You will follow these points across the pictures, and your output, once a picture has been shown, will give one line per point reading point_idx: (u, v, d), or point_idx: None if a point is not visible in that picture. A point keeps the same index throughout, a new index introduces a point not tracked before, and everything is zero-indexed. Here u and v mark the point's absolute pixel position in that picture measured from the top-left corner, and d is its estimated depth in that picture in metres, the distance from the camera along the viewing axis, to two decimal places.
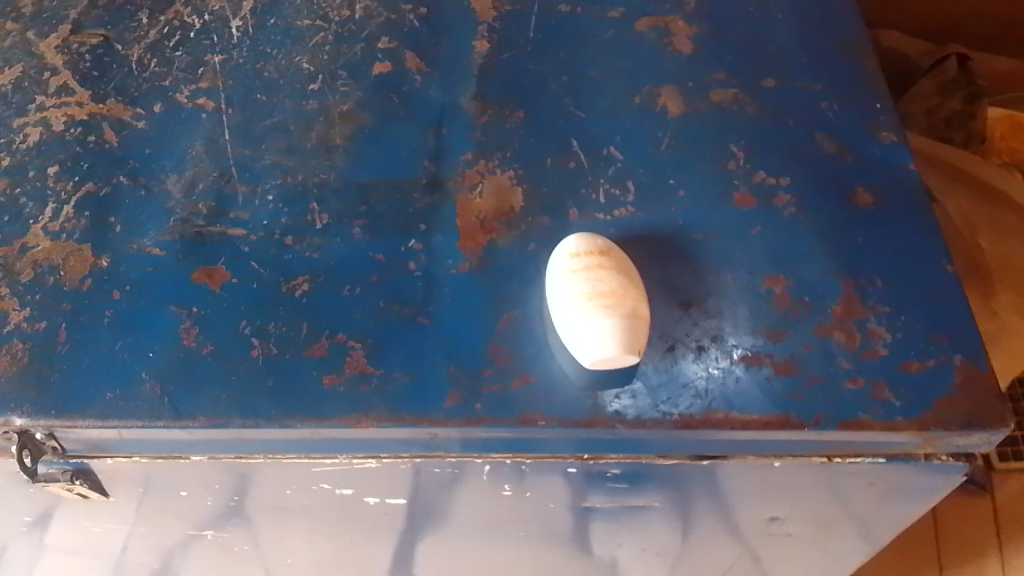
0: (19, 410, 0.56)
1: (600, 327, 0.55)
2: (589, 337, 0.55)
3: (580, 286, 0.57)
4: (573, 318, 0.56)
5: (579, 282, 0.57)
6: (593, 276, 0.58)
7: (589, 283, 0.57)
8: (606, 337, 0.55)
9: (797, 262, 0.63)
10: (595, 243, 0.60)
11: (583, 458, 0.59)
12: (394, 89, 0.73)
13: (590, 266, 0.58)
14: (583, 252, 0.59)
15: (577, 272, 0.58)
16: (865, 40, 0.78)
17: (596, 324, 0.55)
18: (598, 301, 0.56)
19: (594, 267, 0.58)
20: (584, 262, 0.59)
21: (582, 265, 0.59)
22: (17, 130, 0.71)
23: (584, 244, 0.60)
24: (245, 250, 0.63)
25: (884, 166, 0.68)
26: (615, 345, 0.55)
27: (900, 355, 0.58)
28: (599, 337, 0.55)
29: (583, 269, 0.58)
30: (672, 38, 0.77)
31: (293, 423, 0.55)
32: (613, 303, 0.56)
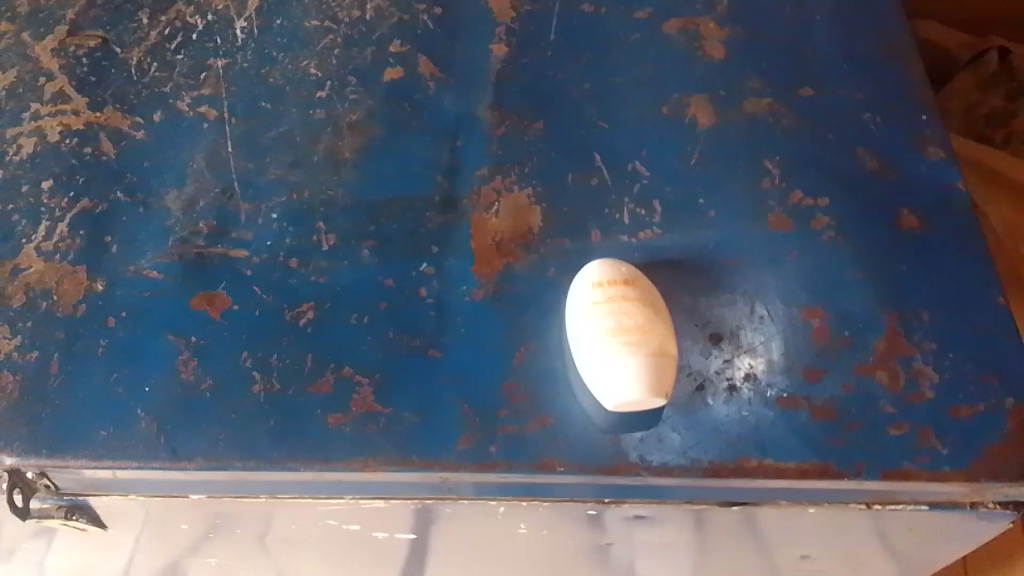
0: (10, 449, 0.53)
1: (625, 368, 0.51)
2: (612, 378, 0.51)
3: (602, 321, 0.53)
4: (595, 356, 0.52)
5: (602, 316, 0.53)
6: (616, 310, 0.54)
7: (613, 317, 0.53)
8: (631, 379, 0.51)
9: (836, 293, 0.58)
10: (618, 271, 0.56)
11: (604, 502, 0.54)
12: (406, 98, 0.69)
13: (614, 298, 0.54)
14: (606, 281, 0.55)
15: (600, 305, 0.54)
16: (911, 43, 0.73)
17: (620, 364, 0.51)
18: (621, 338, 0.52)
19: (617, 299, 0.54)
20: (607, 292, 0.55)
21: (605, 296, 0.54)
22: (11, 140, 0.67)
23: (607, 272, 0.56)
24: (247, 274, 0.60)
25: (931, 185, 0.63)
26: (641, 387, 0.51)
27: (948, 398, 0.54)
28: (623, 378, 0.51)
29: (605, 301, 0.54)
30: (702, 42, 0.72)
31: (297, 466, 0.52)
32: (638, 340, 0.52)
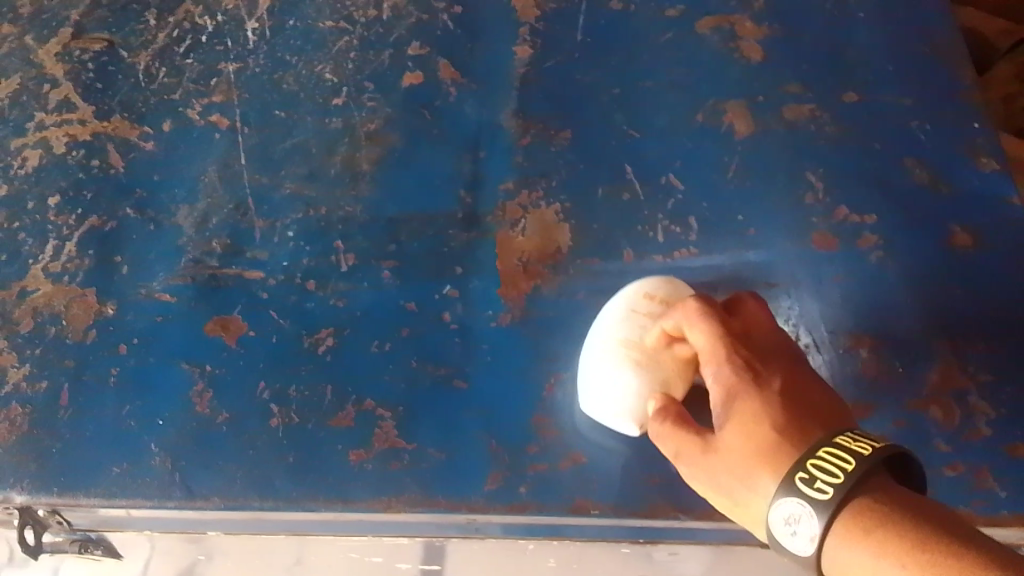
0: (19, 485, 0.51)
1: (623, 388, 0.47)
2: (604, 388, 0.48)
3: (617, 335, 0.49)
4: (600, 370, 0.49)
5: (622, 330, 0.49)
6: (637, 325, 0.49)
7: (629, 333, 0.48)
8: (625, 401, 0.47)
9: (884, 320, 0.55)
10: (662, 288, 0.50)
11: (638, 541, 0.53)
12: (426, 105, 0.66)
13: (648, 311, 0.49)
14: (646, 294, 0.50)
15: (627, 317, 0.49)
16: (961, 43, 0.68)
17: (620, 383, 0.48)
18: (631, 351, 0.48)
19: (651, 313, 0.49)
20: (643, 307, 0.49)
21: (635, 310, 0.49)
22: (15, 152, 0.65)
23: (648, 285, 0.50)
24: (263, 296, 0.57)
25: (984, 201, 0.60)
26: (637, 408, 0.48)
27: (1005, 435, 0.51)
28: (617, 397, 0.48)
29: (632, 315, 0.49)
30: (739, 42, 0.68)
31: (316, 506, 0.50)
32: (648, 360, 0.47)
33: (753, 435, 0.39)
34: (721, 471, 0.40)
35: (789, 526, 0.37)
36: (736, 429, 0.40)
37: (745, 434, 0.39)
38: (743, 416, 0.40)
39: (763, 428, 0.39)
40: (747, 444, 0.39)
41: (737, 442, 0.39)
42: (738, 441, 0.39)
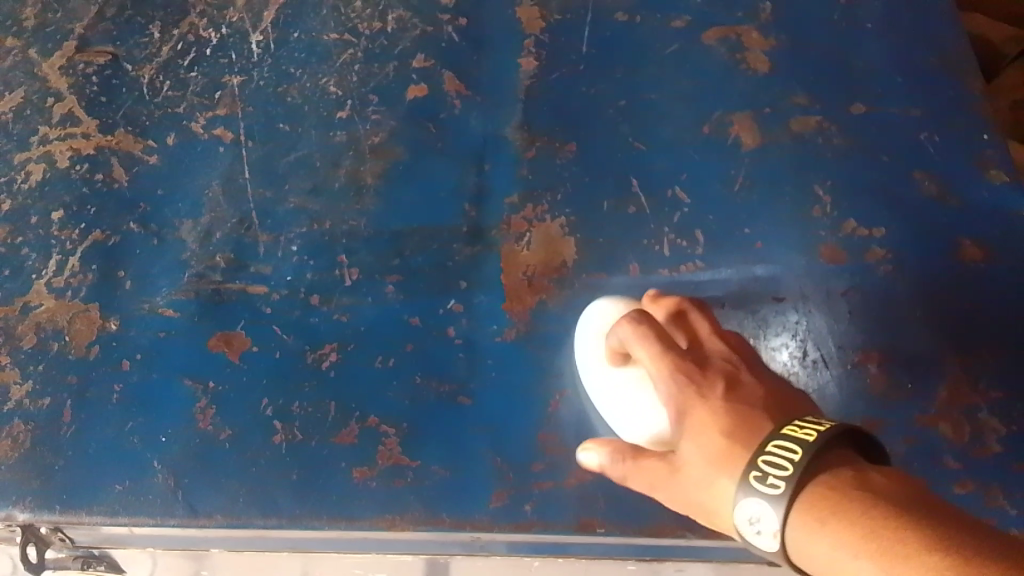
0: (21, 503, 0.51)
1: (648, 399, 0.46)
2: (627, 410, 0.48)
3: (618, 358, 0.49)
4: (617, 395, 0.48)
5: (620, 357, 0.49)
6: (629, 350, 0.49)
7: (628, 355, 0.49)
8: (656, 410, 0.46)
9: (893, 335, 0.55)
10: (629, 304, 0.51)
11: (644, 560, 0.52)
12: (430, 117, 0.65)
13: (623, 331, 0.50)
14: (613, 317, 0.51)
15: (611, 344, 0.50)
16: (969, 54, 0.68)
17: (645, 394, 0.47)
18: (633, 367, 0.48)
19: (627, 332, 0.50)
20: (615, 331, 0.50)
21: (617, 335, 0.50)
22: (19, 166, 0.65)
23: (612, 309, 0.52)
24: (267, 311, 0.57)
25: (993, 213, 0.59)
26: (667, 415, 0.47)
27: (1016, 452, 0.50)
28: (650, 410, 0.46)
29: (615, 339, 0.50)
30: (745, 53, 0.67)
31: (320, 524, 0.50)
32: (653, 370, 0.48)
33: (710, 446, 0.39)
34: (688, 489, 0.39)
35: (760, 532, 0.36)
36: (695, 444, 0.39)
37: (703, 447, 0.39)
38: (696, 429, 0.39)
39: (716, 435, 0.39)
40: (707, 455, 0.38)
41: (697, 455, 0.39)
42: (699, 455, 0.39)
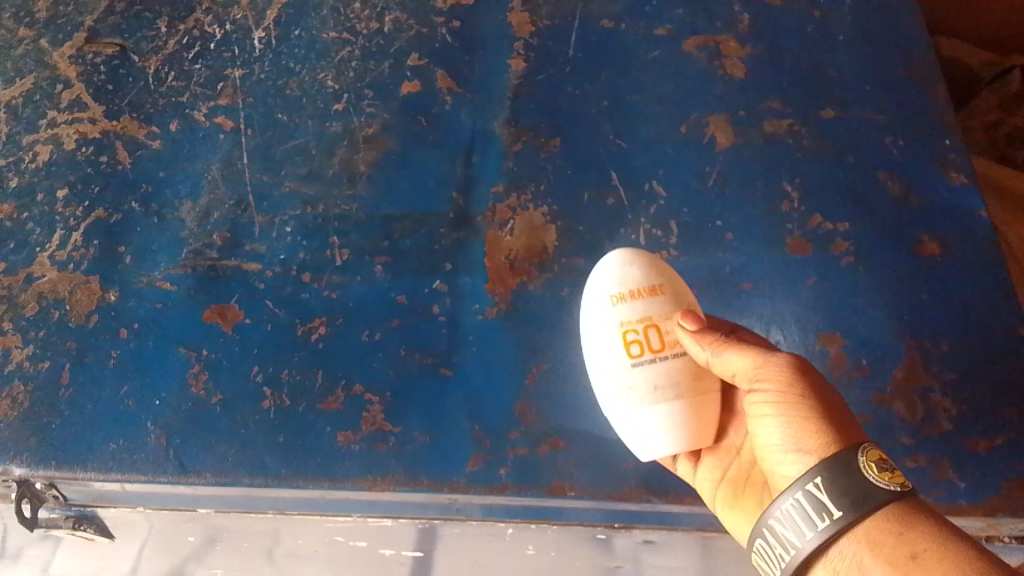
0: (17, 459, 0.53)
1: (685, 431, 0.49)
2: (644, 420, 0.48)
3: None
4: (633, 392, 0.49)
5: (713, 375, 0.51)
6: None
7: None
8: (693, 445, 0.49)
9: (853, 321, 0.58)
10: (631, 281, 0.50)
11: (613, 526, 0.56)
12: (422, 112, 0.69)
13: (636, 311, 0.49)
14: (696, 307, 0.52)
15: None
16: (935, 65, 0.72)
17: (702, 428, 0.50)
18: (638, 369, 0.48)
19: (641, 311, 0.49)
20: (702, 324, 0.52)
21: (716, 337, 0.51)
22: (26, 147, 0.68)
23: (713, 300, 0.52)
24: (260, 287, 0.60)
25: (951, 211, 0.63)
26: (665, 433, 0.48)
27: (965, 430, 0.53)
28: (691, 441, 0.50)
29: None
30: (722, 60, 0.71)
31: (305, 483, 0.52)
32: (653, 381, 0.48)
33: (796, 404, 0.44)
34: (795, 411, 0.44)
35: (815, 517, 0.42)
36: (773, 390, 0.45)
37: (791, 393, 0.44)
38: (793, 379, 0.44)
39: (815, 410, 0.44)
40: (785, 408, 0.44)
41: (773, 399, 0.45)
42: (777, 406, 0.45)
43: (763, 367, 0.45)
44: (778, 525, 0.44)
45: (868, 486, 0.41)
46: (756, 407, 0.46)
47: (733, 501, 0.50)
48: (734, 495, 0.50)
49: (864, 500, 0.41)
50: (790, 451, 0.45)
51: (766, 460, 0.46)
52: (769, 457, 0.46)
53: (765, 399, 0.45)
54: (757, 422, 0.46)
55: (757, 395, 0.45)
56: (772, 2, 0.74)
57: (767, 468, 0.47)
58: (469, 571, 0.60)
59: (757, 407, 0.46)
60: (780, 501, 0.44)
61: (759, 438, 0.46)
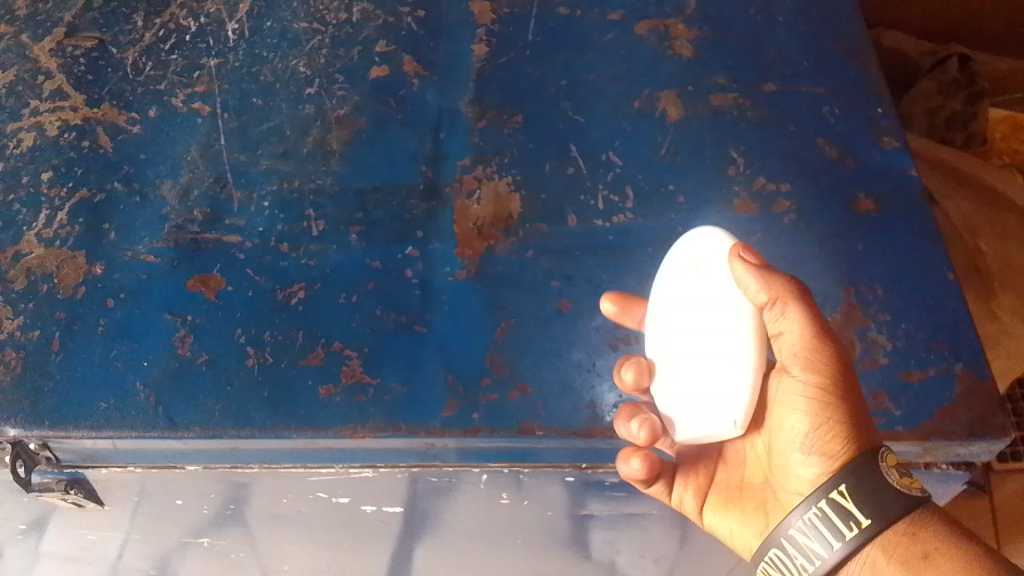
0: (12, 420, 0.56)
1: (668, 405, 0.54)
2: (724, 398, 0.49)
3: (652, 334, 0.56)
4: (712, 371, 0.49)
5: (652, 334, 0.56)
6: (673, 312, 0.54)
7: (672, 324, 0.54)
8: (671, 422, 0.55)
9: (797, 272, 0.62)
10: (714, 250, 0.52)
11: (580, 467, 0.59)
12: (391, 94, 0.72)
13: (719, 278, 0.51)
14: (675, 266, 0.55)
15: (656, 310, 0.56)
16: (869, 41, 0.77)
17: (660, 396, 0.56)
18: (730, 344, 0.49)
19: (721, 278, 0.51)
20: (671, 285, 0.54)
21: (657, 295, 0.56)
22: (11, 135, 0.71)
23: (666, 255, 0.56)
24: (241, 257, 0.63)
25: (884, 171, 0.68)
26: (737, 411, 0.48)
27: (900, 364, 0.58)
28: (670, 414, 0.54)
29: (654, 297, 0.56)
30: (672, 42, 0.76)
31: (289, 433, 0.56)
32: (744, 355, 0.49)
33: (825, 404, 0.49)
34: (824, 411, 0.49)
35: (843, 526, 0.47)
36: (814, 382, 0.49)
37: (831, 389, 0.48)
38: (830, 378, 0.48)
39: (840, 414, 0.48)
40: (822, 400, 0.49)
41: (815, 389, 0.49)
42: (806, 406, 0.49)
43: (814, 357, 0.48)
44: (800, 533, 0.49)
45: (890, 492, 0.47)
46: (790, 398, 0.51)
47: (725, 503, 0.59)
48: (726, 497, 0.59)
49: (888, 507, 0.46)
50: (815, 452, 0.50)
51: (787, 456, 0.52)
52: (790, 454, 0.51)
53: (806, 390, 0.49)
54: (786, 415, 0.51)
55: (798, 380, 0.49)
56: None
57: (786, 464, 0.52)
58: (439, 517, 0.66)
59: (790, 397, 0.51)
60: (806, 506, 0.49)
61: (783, 435, 0.52)
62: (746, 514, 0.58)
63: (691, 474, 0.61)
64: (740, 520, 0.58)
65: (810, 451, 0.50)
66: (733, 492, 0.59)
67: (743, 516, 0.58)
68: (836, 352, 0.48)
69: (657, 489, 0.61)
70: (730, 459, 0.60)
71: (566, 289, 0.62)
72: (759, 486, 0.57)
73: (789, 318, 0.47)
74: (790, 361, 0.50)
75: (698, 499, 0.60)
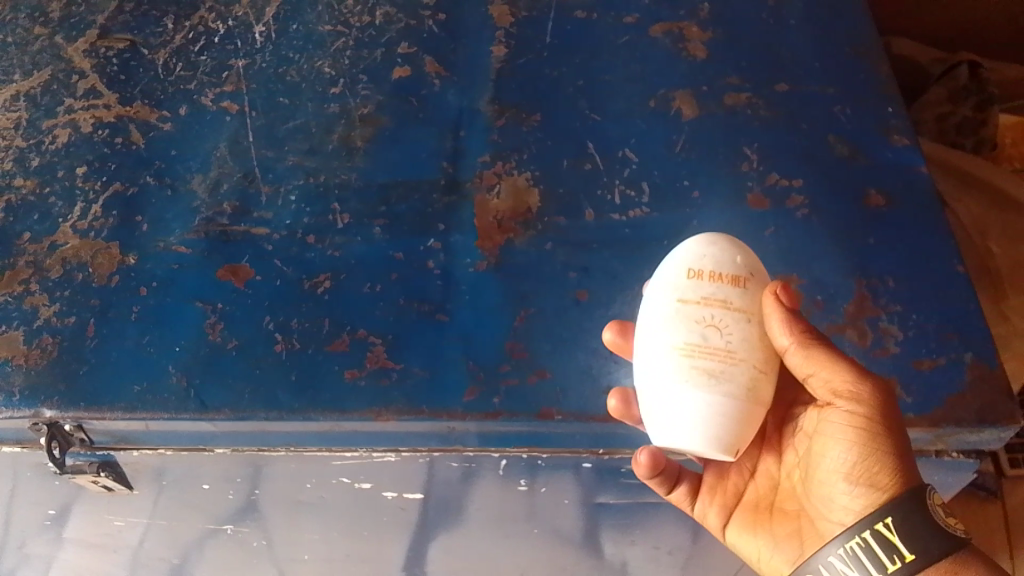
0: (49, 402, 0.59)
1: (656, 406, 0.52)
2: (684, 415, 0.51)
3: (645, 329, 0.54)
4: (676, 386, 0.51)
5: (643, 329, 0.54)
6: (690, 316, 0.52)
7: (686, 325, 0.52)
8: (651, 424, 0.52)
9: (810, 264, 0.64)
10: (720, 265, 0.54)
11: (598, 453, 0.61)
12: (413, 93, 0.74)
13: (707, 295, 0.53)
14: (699, 269, 0.54)
15: (660, 306, 0.54)
16: (880, 44, 0.78)
17: (643, 393, 0.53)
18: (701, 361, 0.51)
19: (710, 296, 0.53)
20: (692, 286, 0.53)
21: (663, 291, 0.54)
22: (46, 131, 0.73)
23: (681, 255, 0.55)
24: (269, 248, 0.65)
25: (895, 169, 0.69)
26: (702, 430, 0.50)
27: (911, 354, 0.60)
28: (652, 415, 0.52)
29: (661, 292, 0.54)
30: (686, 43, 0.77)
31: (316, 415, 0.58)
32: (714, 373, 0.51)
33: (870, 442, 0.51)
34: (868, 448, 0.51)
35: (886, 558, 0.50)
36: (859, 418, 0.51)
37: (877, 426, 0.51)
38: (875, 417, 0.51)
39: (885, 453, 0.51)
40: (868, 435, 0.51)
41: (859, 423, 0.51)
42: (850, 442, 0.52)
43: (856, 394, 0.51)
44: (841, 562, 0.52)
45: (935, 530, 0.50)
46: (833, 430, 0.53)
47: (752, 524, 0.60)
48: (754, 520, 0.60)
49: (930, 541, 0.50)
50: (859, 484, 0.52)
51: (826, 487, 0.54)
52: (832, 484, 0.53)
53: (848, 425, 0.52)
54: (829, 447, 0.53)
55: (839, 415, 0.52)
56: None
57: (825, 493, 0.54)
58: (456, 505, 0.68)
59: (834, 429, 0.53)
60: (850, 535, 0.51)
61: (825, 465, 0.54)
62: (777, 538, 0.59)
63: (717, 493, 0.62)
64: (768, 543, 0.59)
65: (854, 482, 0.52)
66: (762, 514, 0.60)
67: (770, 539, 0.59)
68: (881, 392, 0.51)
69: (679, 497, 0.62)
70: (759, 483, 0.60)
71: (584, 280, 0.63)
72: (791, 510, 0.58)
73: (828, 362, 0.51)
74: (829, 398, 0.52)
75: (722, 518, 0.62)
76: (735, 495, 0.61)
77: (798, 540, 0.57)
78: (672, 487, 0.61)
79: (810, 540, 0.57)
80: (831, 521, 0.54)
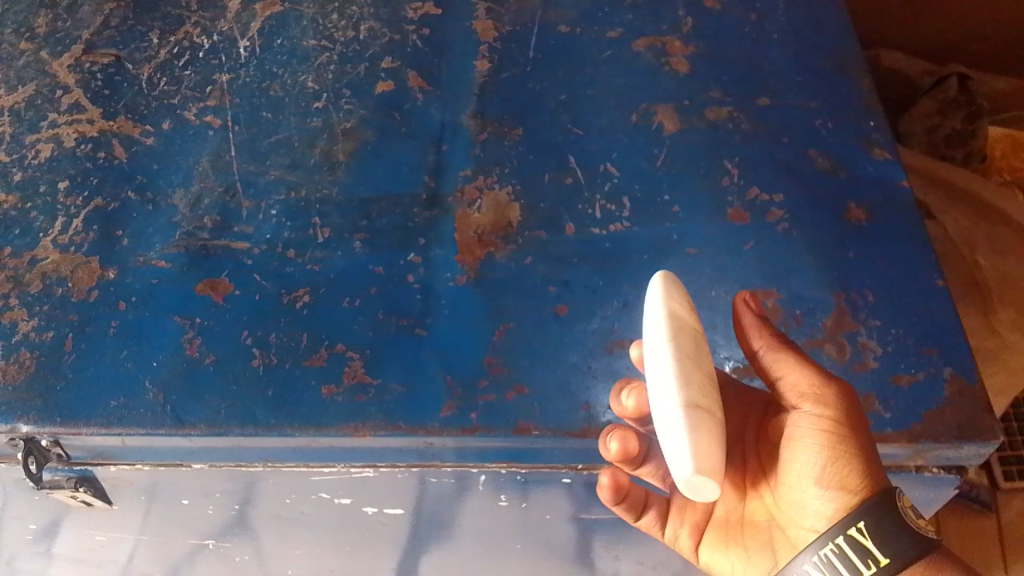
0: (26, 417, 0.59)
1: (698, 439, 0.47)
2: (697, 440, 0.47)
3: (665, 354, 0.50)
4: (689, 410, 0.48)
5: (661, 351, 0.50)
6: (704, 348, 0.52)
7: (704, 356, 0.51)
8: (690, 459, 0.47)
9: (789, 278, 0.64)
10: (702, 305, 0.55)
11: (578, 469, 0.60)
12: (396, 107, 0.74)
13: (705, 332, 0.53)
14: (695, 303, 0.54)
15: (682, 330, 0.51)
16: (862, 59, 0.79)
17: (669, 424, 0.48)
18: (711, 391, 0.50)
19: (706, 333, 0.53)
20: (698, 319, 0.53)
21: (678, 316, 0.51)
22: (29, 146, 0.73)
23: (675, 283, 0.53)
24: (248, 262, 0.65)
25: (876, 183, 0.69)
26: (712, 460, 0.48)
27: (889, 369, 0.59)
28: (688, 450, 0.47)
29: (676, 317, 0.51)
30: (669, 58, 0.77)
31: (292, 431, 0.58)
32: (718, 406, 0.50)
33: (841, 446, 0.51)
34: (843, 451, 0.51)
35: (861, 563, 0.50)
36: (828, 420, 0.51)
37: (844, 429, 0.51)
38: (843, 421, 0.51)
39: (857, 458, 0.51)
40: (835, 439, 0.51)
41: (828, 427, 0.51)
42: (819, 448, 0.51)
43: (822, 398, 0.51)
44: (817, 570, 0.52)
45: (909, 532, 0.51)
46: (801, 434, 0.52)
47: (724, 540, 0.60)
48: (725, 535, 0.60)
49: (903, 543, 0.50)
50: (830, 489, 0.52)
51: (797, 493, 0.54)
52: (803, 490, 0.53)
53: (813, 429, 0.52)
54: (794, 453, 0.53)
55: (802, 416, 0.52)
56: (713, 7, 0.81)
57: (796, 500, 0.54)
58: (440, 520, 0.67)
59: (801, 433, 0.52)
60: (824, 543, 0.51)
61: (794, 471, 0.53)
62: (751, 552, 0.59)
63: (686, 512, 0.62)
64: (742, 557, 0.59)
65: (824, 487, 0.52)
66: (733, 529, 0.60)
67: (744, 551, 0.59)
68: (845, 394, 0.52)
69: (649, 522, 0.62)
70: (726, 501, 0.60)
71: (563, 295, 0.63)
72: (762, 522, 0.58)
73: (795, 363, 0.52)
74: (795, 400, 0.53)
75: (693, 538, 0.62)
76: (704, 513, 0.61)
77: (771, 549, 0.57)
78: (640, 514, 0.61)
79: (782, 549, 0.57)
80: (806, 528, 0.54)
